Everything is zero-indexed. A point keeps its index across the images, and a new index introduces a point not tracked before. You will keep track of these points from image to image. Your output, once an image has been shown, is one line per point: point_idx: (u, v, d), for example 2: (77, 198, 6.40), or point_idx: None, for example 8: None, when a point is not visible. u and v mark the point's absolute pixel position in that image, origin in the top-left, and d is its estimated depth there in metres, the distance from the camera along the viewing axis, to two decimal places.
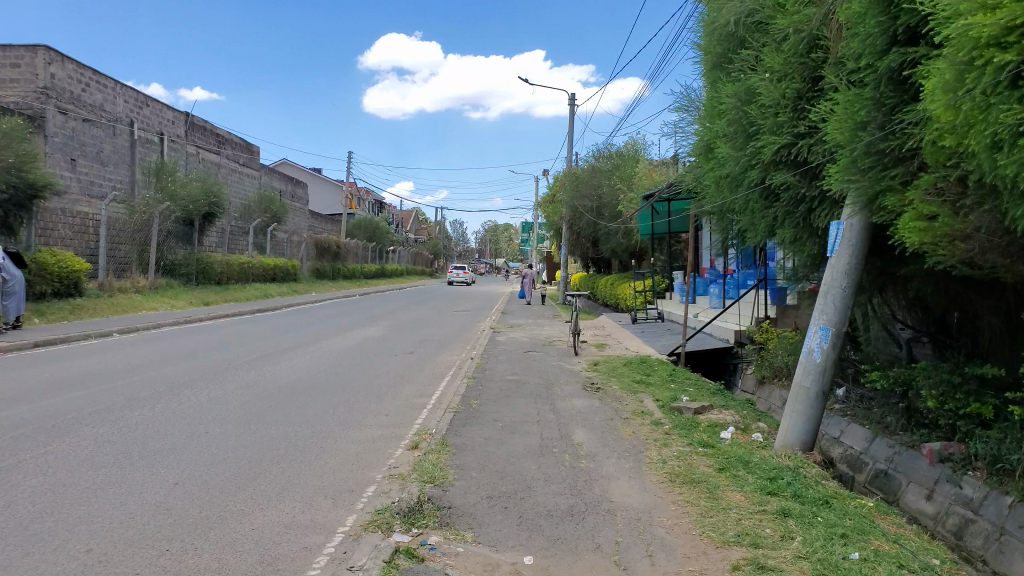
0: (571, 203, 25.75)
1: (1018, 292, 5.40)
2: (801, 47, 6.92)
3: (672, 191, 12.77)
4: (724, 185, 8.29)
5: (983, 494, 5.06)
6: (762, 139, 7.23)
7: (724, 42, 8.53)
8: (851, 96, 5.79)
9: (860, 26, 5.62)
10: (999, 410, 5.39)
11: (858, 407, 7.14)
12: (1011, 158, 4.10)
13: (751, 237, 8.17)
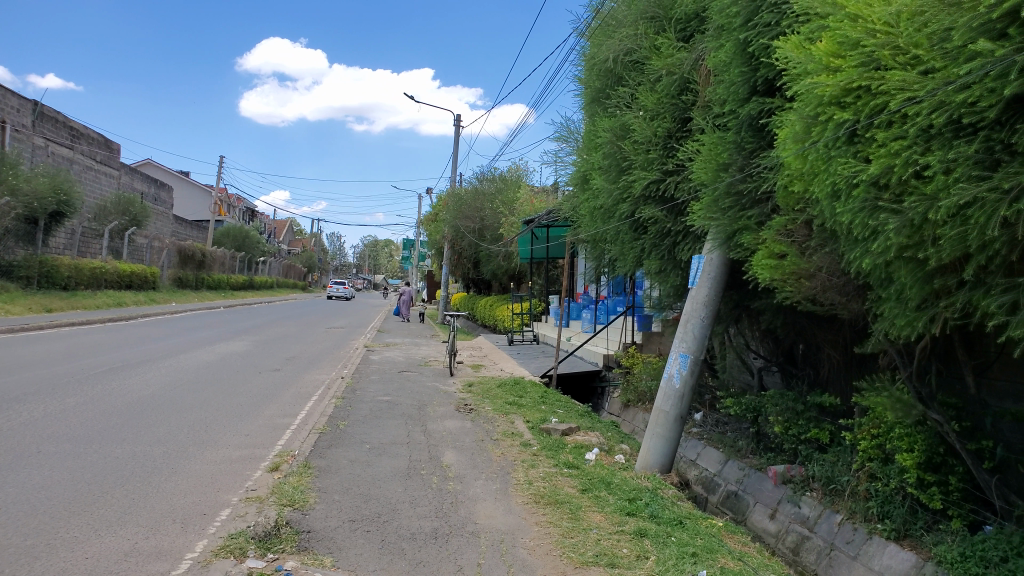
0: (453, 223, 25.82)
1: (853, 329, 5.88)
2: (672, 89, 7.41)
3: (551, 217, 13.13)
4: (598, 215, 8.61)
5: (818, 512, 5.50)
6: (634, 173, 7.59)
7: (602, 77, 8.89)
8: (715, 138, 6.24)
9: (726, 74, 6.13)
10: (834, 435, 5.88)
11: (713, 431, 7.56)
12: (846, 208, 4.75)
13: (622, 266, 8.53)
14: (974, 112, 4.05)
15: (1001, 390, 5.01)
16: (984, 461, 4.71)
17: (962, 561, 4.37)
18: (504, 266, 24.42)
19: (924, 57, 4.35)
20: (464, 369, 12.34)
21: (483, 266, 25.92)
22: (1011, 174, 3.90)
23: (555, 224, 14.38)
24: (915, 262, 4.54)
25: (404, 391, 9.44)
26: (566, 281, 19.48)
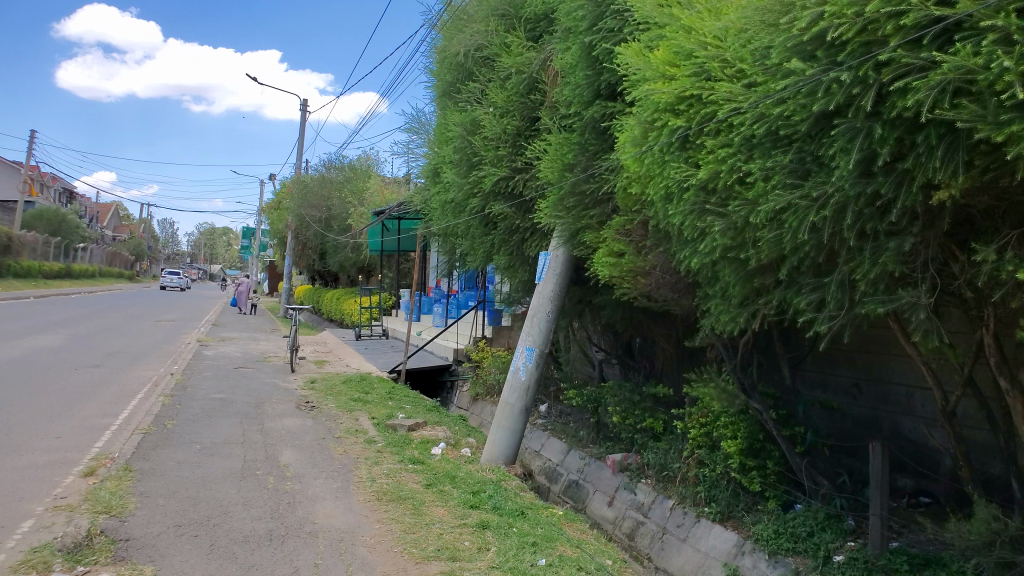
0: (298, 211, 25.03)
1: (684, 322, 6.36)
2: (521, 88, 7.55)
3: (401, 210, 13.04)
4: (449, 210, 8.68)
5: (652, 498, 5.80)
6: (484, 169, 7.68)
7: (453, 71, 8.92)
8: (561, 139, 6.42)
9: (572, 76, 6.34)
10: (667, 424, 6.23)
11: (556, 422, 7.80)
12: (678, 210, 5.05)
13: (472, 261, 8.61)
14: (789, 126, 4.43)
15: (810, 378, 6.09)
16: (796, 445, 5.13)
17: (776, 538, 4.78)
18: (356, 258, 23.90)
19: (747, 72, 4.71)
20: (308, 366, 11.86)
21: (331, 258, 25.19)
22: (819, 184, 4.34)
23: (407, 216, 14.26)
24: (737, 262, 4.92)
25: (240, 388, 8.96)
26: (415, 275, 19.37)
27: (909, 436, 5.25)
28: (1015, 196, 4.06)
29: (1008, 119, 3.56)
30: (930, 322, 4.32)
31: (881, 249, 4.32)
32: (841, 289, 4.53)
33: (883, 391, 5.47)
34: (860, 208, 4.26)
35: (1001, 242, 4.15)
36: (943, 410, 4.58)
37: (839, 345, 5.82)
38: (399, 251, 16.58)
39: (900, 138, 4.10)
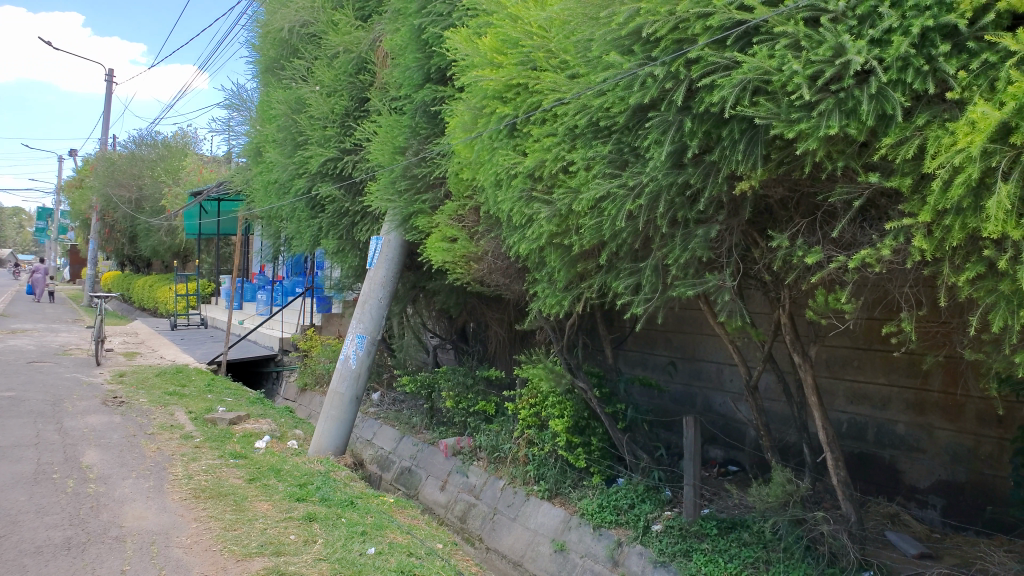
0: (103, 191, 23.16)
1: (516, 306, 6.75)
2: (350, 67, 7.84)
3: (221, 191, 12.67)
4: (272, 191, 8.88)
5: (484, 480, 5.95)
6: (311, 150, 7.92)
7: (277, 48, 9.12)
8: (392, 122, 6.49)
9: (402, 58, 6.45)
10: (499, 407, 6.43)
11: (390, 410, 7.82)
12: (506, 196, 5.15)
13: (297, 245, 8.77)
14: (608, 117, 4.63)
15: (631, 357, 6.45)
16: (618, 421, 5.41)
17: (600, 511, 5.01)
18: (177, 241, 22.34)
19: (570, 63, 4.87)
20: (114, 360, 10.95)
21: (142, 242, 23.50)
22: (635, 174, 4.55)
23: (229, 198, 13.73)
24: (562, 248, 5.09)
25: (37, 387, 8.12)
26: (236, 262, 18.47)
27: (718, 410, 5.66)
28: (805, 187, 4.47)
29: (798, 117, 4.02)
30: (734, 303, 4.65)
31: (691, 235, 4.61)
32: (656, 274, 4.77)
33: (696, 368, 5.87)
34: (672, 197, 4.53)
35: (793, 230, 4.56)
36: (746, 385, 4.83)
37: (655, 326, 6.23)
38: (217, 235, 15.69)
39: (707, 132, 4.42)
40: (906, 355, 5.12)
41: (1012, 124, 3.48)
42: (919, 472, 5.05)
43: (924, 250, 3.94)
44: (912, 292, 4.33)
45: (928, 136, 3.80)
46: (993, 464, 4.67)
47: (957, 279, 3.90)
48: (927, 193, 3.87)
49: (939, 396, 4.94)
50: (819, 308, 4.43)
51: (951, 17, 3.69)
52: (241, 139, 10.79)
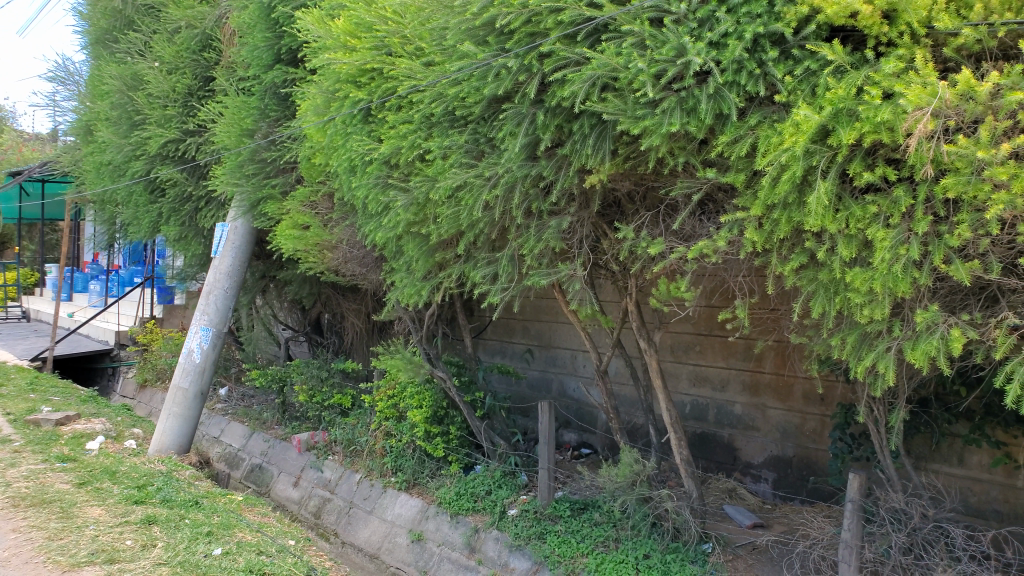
0: None
1: (374, 298, 7.21)
2: (193, 44, 7.65)
3: (47, 172, 11.80)
4: (105, 173, 8.38)
5: (339, 474, 5.96)
6: (148, 129, 7.64)
7: (110, 19, 8.65)
8: (239, 102, 6.45)
9: (250, 36, 6.34)
10: (355, 400, 6.57)
11: (239, 406, 7.86)
12: (360, 183, 5.07)
13: (134, 231, 8.46)
14: (464, 107, 4.65)
15: (491, 346, 6.69)
16: (476, 410, 5.41)
17: (457, 499, 5.08)
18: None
19: (425, 50, 4.84)
20: None
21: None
22: (491, 164, 4.58)
23: (58, 179, 12.82)
24: (419, 237, 5.08)
25: None
26: (65, 250, 17.04)
27: (572, 395, 5.91)
28: (650, 182, 4.68)
29: (643, 114, 4.20)
30: (584, 291, 4.80)
31: (544, 226, 4.71)
32: (511, 264, 4.84)
33: (552, 355, 6.12)
34: (526, 188, 4.60)
35: (639, 223, 4.77)
36: (597, 369, 4.97)
37: (514, 316, 6.47)
38: (42, 217, 14.33)
39: (560, 125, 4.53)
40: (742, 340, 5.49)
41: (829, 126, 3.88)
42: (753, 449, 5.45)
43: (755, 242, 4.23)
44: (744, 282, 4.64)
45: (758, 136, 4.08)
46: (817, 439, 5.09)
47: (783, 269, 4.23)
48: (758, 189, 4.16)
49: (771, 377, 5.33)
50: (661, 297, 4.68)
51: (779, 26, 3.98)
52: (65, 117, 9.84)
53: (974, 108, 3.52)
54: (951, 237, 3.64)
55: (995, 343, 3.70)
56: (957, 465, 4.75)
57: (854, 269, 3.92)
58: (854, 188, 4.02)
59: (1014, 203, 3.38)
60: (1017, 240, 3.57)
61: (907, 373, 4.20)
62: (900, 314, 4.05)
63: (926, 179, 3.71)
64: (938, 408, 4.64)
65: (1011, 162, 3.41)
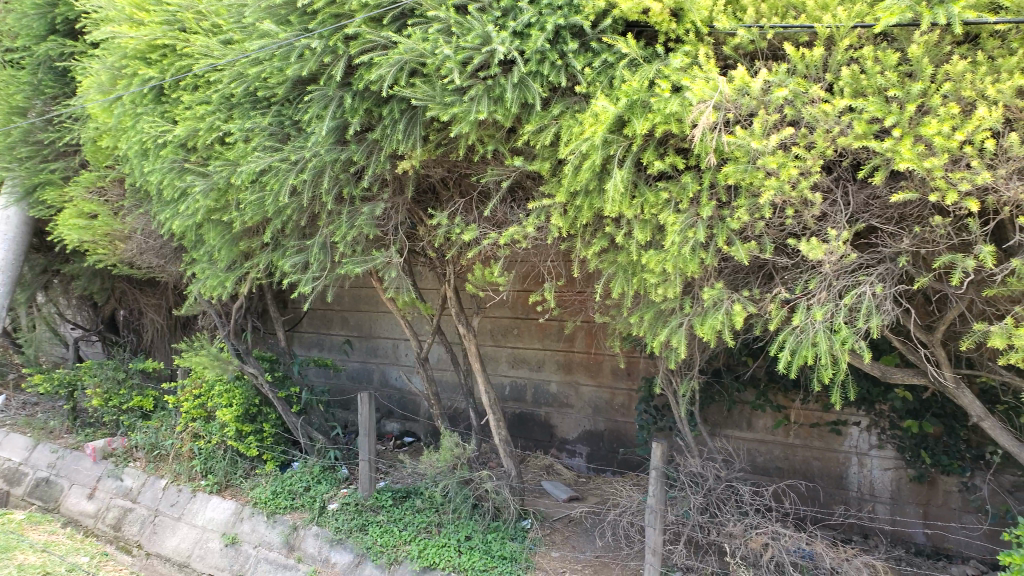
0: None
1: (175, 292, 7.15)
2: None
3: None
4: None
5: (142, 482, 5.64)
6: None
7: None
8: (7, 75, 6.00)
9: (16, 5, 5.92)
10: (158, 402, 6.19)
11: (20, 416, 7.19)
12: (153, 167, 4.77)
13: None
14: (267, 88, 4.47)
15: (308, 338, 7.08)
16: (292, 406, 5.37)
17: (273, 498, 4.92)
18: None
19: (223, 27, 4.63)
20: None
21: None
22: (297, 148, 4.42)
23: None
24: (222, 225, 4.86)
25: None
26: None
27: (394, 383, 6.38)
28: (462, 169, 4.73)
29: (452, 101, 4.22)
30: (401, 278, 4.75)
31: (357, 213, 4.63)
32: (323, 252, 4.71)
33: (372, 345, 6.54)
34: (336, 173, 4.50)
35: (453, 209, 4.81)
36: (417, 357, 4.95)
37: (332, 309, 6.91)
38: None
39: (370, 110, 4.46)
40: (556, 322, 5.71)
41: (626, 118, 4.08)
42: (569, 425, 5.71)
43: (561, 227, 4.41)
44: (553, 266, 4.82)
45: (561, 125, 4.21)
46: (625, 412, 5.42)
47: (587, 253, 4.44)
48: (562, 176, 4.30)
49: (583, 356, 5.60)
50: (478, 283, 4.73)
51: (578, 18, 4.13)
52: None
53: (749, 103, 3.81)
54: (732, 220, 3.98)
55: (769, 316, 4.09)
56: (745, 429, 5.23)
57: (650, 252, 4.18)
58: (648, 176, 4.28)
59: (782, 189, 3.75)
60: (786, 222, 3.94)
61: (699, 347, 4.55)
62: (690, 292, 4.38)
63: (710, 168, 4.02)
64: (729, 378, 5.00)
65: (780, 152, 3.76)
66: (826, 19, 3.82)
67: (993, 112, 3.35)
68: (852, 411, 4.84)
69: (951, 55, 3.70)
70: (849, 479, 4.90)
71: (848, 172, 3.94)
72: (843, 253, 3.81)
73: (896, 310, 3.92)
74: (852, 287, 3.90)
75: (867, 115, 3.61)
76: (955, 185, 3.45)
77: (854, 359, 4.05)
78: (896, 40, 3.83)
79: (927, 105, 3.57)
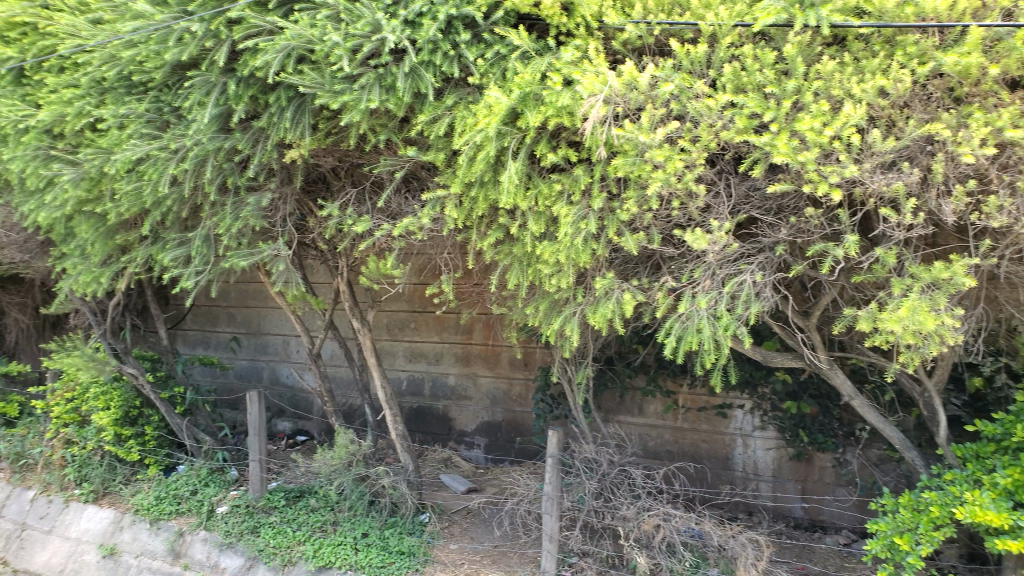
0: None
1: (42, 289, 6.82)
2: None
3: None
4: None
5: (6, 494, 5.33)
6: None
7: None
8: None
9: None
10: (24, 408, 5.95)
11: None
12: (13, 154, 4.46)
13: None
14: (142, 72, 4.24)
15: (193, 336, 7.19)
16: (175, 407, 5.23)
17: (157, 504, 4.73)
18: None
19: (93, 6, 4.40)
20: None
21: None
22: (177, 136, 4.21)
23: None
24: (95, 217, 4.60)
25: None
26: None
27: (285, 381, 6.65)
28: (354, 159, 4.64)
29: (341, 89, 4.10)
30: (290, 272, 4.61)
31: (242, 204, 4.47)
32: (206, 244, 4.53)
33: (261, 343, 6.78)
34: (219, 162, 4.32)
35: (344, 200, 4.71)
36: (309, 353, 4.82)
37: (218, 306, 7.05)
38: None
39: (255, 97, 4.29)
40: (453, 315, 5.75)
41: (518, 110, 4.08)
42: (467, 417, 5.79)
43: (456, 219, 4.37)
44: (449, 257, 4.80)
45: (454, 116, 4.17)
46: (523, 402, 5.55)
47: (482, 244, 4.43)
48: (456, 168, 4.27)
49: (481, 348, 5.68)
50: (372, 277, 4.62)
51: (470, 9, 4.11)
52: None
53: (637, 97, 3.88)
54: (622, 212, 4.06)
55: (657, 304, 4.21)
56: (637, 415, 5.39)
57: (544, 243, 4.22)
58: (542, 168, 4.31)
59: (668, 181, 3.84)
60: (672, 213, 4.04)
61: (592, 336, 4.64)
62: (584, 282, 4.45)
63: (601, 160, 4.08)
64: (621, 365, 5.13)
65: (666, 145, 3.86)
66: (708, 17, 3.94)
67: (858, 109, 3.53)
68: (737, 394, 5.05)
69: (821, 55, 3.88)
70: (735, 460, 5.15)
71: (729, 164, 4.08)
72: (726, 243, 3.94)
73: (776, 297, 4.08)
74: (734, 275, 4.05)
75: (747, 111, 3.76)
76: (826, 178, 3.62)
77: (735, 343, 4.19)
78: (773, 40, 3.99)
79: (802, 102, 3.74)
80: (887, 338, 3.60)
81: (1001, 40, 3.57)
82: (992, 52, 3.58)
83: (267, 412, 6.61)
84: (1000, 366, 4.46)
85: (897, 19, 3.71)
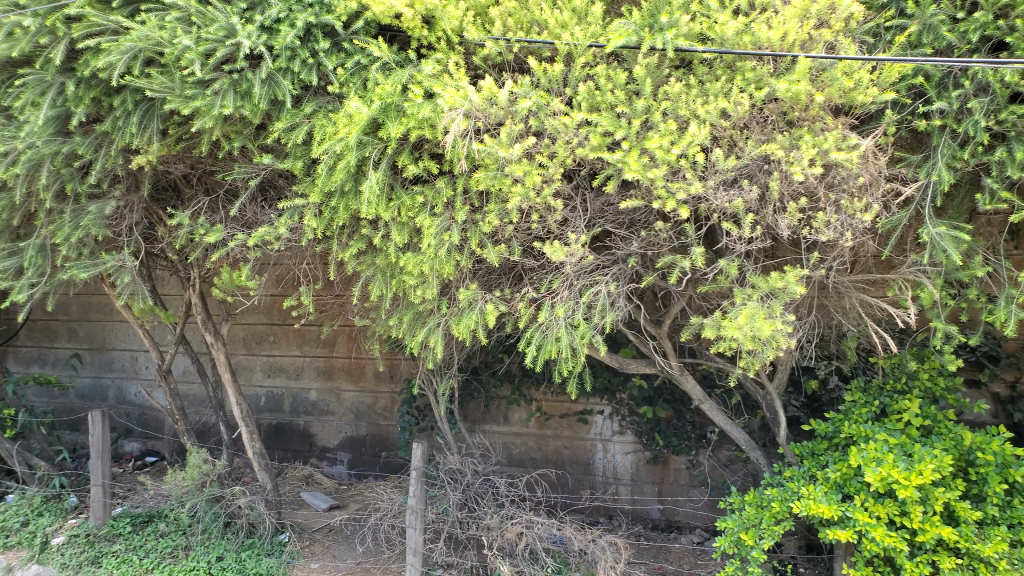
0: None
1: None
2: None
3: None
4: None
5: None
6: None
7: None
8: None
9: None
10: None
11: None
12: None
13: None
14: None
15: (27, 353, 6.78)
16: (5, 431, 4.95)
17: None
18: None
19: None
20: None
21: None
22: (7, 138, 3.94)
23: None
24: None
25: None
26: None
27: (133, 400, 6.39)
28: (207, 166, 4.49)
29: (192, 94, 3.91)
30: (136, 284, 4.39)
31: (83, 212, 4.22)
32: (41, 254, 4.27)
33: (106, 359, 6.49)
34: (56, 167, 4.06)
35: (195, 208, 4.54)
36: (158, 369, 4.59)
37: (56, 320, 6.69)
38: None
39: (98, 99, 4.06)
40: (314, 327, 5.68)
41: (380, 121, 4.04)
42: (328, 432, 5.75)
43: (316, 228, 4.27)
44: (308, 268, 4.74)
45: (313, 124, 4.08)
46: (386, 415, 5.56)
47: (343, 254, 4.38)
48: (315, 177, 4.18)
49: (344, 360, 5.64)
50: (225, 289, 4.46)
51: (328, 17, 4.06)
52: None
53: (497, 112, 3.90)
54: (483, 225, 4.11)
55: (519, 314, 4.29)
56: (502, 423, 5.47)
57: (407, 254, 4.20)
58: (404, 179, 4.29)
59: (527, 195, 3.90)
60: (532, 226, 4.13)
61: (456, 347, 4.66)
62: (448, 293, 4.47)
63: (462, 173, 4.10)
64: (486, 374, 5.20)
65: (526, 160, 3.91)
66: (564, 36, 4.05)
67: (703, 130, 3.73)
68: (597, 401, 5.23)
69: (670, 77, 4.06)
70: (595, 464, 5.32)
71: (585, 179, 4.20)
72: (582, 255, 4.05)
73: (628, 306, 4.26)
74: (590, 285, 4.18)
75: (601, 129, 3.87)
76: (674, 195, 3.79)
77: (592, 350, 4.33)
78: (625, 60, 4.17)
79: (651, 120, 3.90)
80: (731, 344, 3.80)
81: (826, 70, 3.84)
82: (818, 81, 3.84)
83: (112, 432, 6.36)
84: (832, 368, 4.84)
85: (737, 46, 3.90)
